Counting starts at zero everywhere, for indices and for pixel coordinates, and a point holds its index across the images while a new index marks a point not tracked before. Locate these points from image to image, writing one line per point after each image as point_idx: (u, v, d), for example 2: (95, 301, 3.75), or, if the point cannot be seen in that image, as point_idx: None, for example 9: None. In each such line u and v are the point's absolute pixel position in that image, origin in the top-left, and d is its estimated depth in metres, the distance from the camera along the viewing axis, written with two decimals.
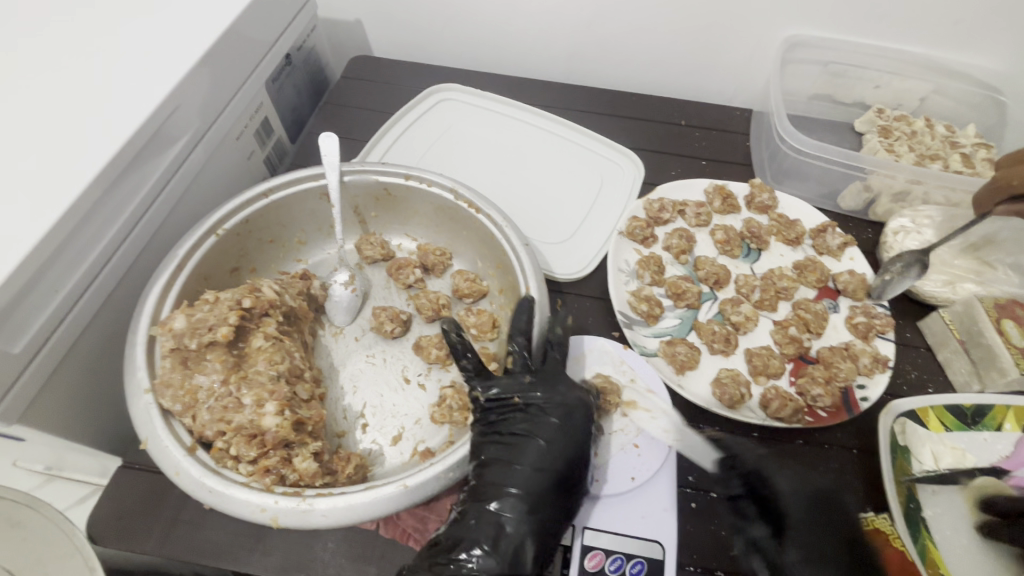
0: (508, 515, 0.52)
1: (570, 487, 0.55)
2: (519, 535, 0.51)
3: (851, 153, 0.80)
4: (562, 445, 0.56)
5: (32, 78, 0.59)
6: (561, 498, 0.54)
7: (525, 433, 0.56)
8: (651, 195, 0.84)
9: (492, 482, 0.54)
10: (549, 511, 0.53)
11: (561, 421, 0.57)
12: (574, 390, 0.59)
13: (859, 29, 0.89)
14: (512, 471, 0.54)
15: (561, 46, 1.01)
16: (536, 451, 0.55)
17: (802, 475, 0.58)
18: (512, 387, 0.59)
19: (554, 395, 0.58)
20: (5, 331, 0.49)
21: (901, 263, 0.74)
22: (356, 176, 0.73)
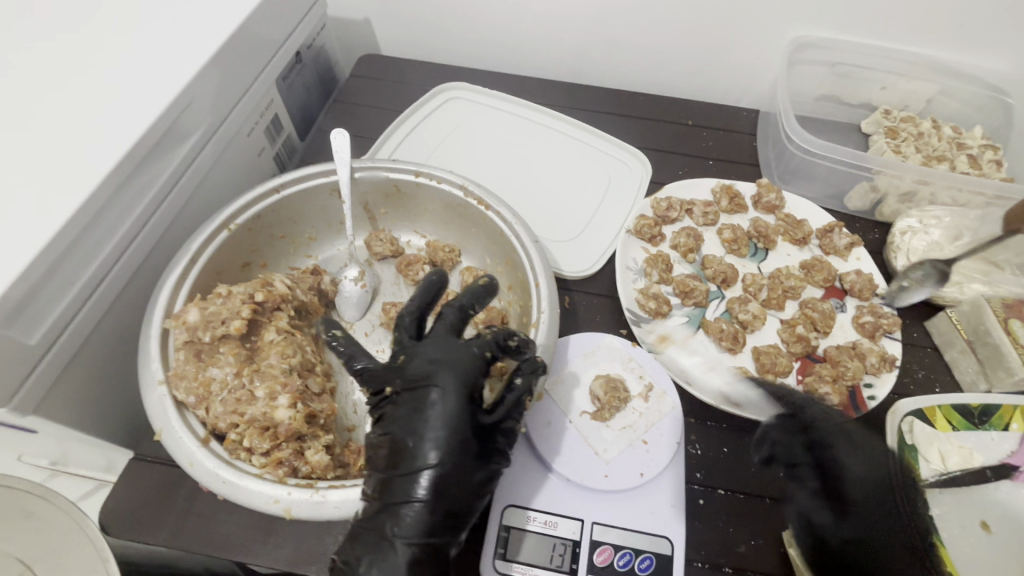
0: (403, 511, 0.47)
1: (467, 466, 0.49)
2: (406, 535, 0.47)
3: (858, 154, 0.80)
4: (447, 423, 0.49)
5: (47, 74, 0.60)
6: (459, 480, 0.48)
7: (406, 420, 0.50)
8: (659, 194, 0.84)
9: (386, 474, 0.49)
10: (449, 496, 0.48)
11: (433, 404, 0.50)
12: (444, 366, 0.52)
13: (866, 30, 0.89)
14: (399, 467, 0.49)
15: (569, 46, 1.01)
16: (418, 436, 0.49)
17: (876, 458, 0.56)
18: (385, 375, 0.54)
19: (429, 370, 0.52)
20: (21, 322, 0.50)
21: (921, 271, 0.77)
22: (366, 172, 0.73)
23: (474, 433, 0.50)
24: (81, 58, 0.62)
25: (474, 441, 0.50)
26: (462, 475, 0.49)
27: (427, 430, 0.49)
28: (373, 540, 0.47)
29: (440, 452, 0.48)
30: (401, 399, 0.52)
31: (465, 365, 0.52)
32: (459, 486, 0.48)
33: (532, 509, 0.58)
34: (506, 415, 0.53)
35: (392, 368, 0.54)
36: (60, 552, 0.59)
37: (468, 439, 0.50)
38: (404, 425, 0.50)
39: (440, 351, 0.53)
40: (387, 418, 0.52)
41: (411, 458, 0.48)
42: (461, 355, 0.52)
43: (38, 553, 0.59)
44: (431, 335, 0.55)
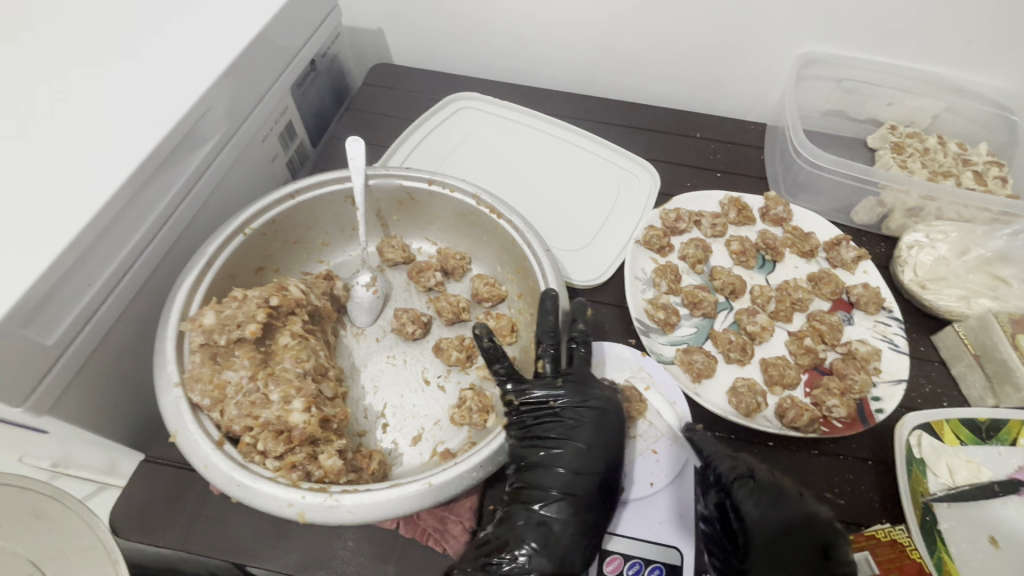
0: (553, 516, 0.53)
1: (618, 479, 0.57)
2: (568, 527, 0.53)
3: (865, 168, 0.81)
4: (600, 445, 0.57)
5: (58, 81, 0.61)
6: (611, 491, 0.56)
7: (570, 432, 0.57)
8: (667, 205, 0.85)
9: (549, 476, 0.55)
10: (598, 504, 0.55)
11: (599, 423, 0.58)
12: (604, 392, 0.60)
13: (873, 47, 0.90)
14: (551, 473, 0.55)
15: (579, 57, 1.03)
16: (571, 452, 0.56)
17: (777, 502, 0.53)
18: (546, 392, 0.60)
19: (592, 394, 0.60)
20: (39, 322, 0.50)
21: (880, 321, 0.77)
22: (380, 179, 0.74)
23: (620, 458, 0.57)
24: (93, 58, 0.63)
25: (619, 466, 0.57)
26: (613, 486, 0.56)
27: (590, 444, 0.57)
28: (516, 535, 0.53)
29: (591, 470, 0.56)
30: (560, 419, 0.58)
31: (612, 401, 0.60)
32: (604, 502, 0.55)
33: None
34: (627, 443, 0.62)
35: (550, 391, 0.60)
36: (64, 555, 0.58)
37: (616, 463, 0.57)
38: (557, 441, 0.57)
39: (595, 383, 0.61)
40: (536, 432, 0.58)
41: (565, 470, 0.56)
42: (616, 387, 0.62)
43: (48, 552, 0.58)
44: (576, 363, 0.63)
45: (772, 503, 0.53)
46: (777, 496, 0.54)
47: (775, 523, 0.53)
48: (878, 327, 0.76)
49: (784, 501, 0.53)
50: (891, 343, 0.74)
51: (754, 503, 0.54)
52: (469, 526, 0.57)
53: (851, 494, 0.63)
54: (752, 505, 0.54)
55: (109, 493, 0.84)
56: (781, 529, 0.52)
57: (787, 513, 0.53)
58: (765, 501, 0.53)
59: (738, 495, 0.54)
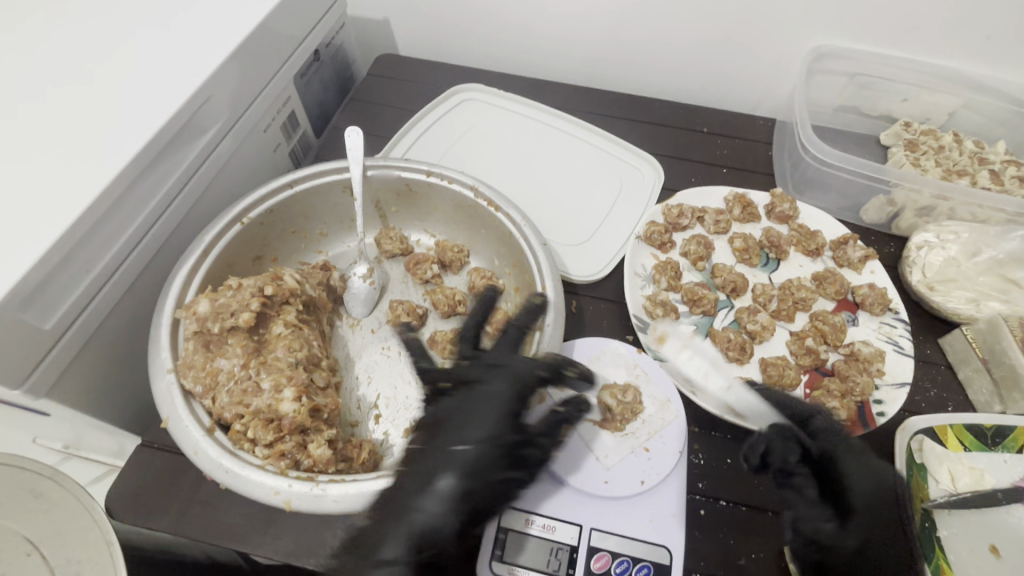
0: (421, 496, 0.53)
1: (497, 462, 0.55)
2: (439, 504, 0.53)
3: (875, 165, 0.80)
4: (484, 425, 0.57)
5: (62, 68, 0.61)
6: (483, 473, 0.54)
7: (458, 412, 0.58)
8: (671, 200, 0.84)
9: (425, 451, 0.56)
10: (468, 484, 0.54)
11: (489, 402, 0.58)
12: (505, 373, 0.59)
13: (888, 41, 0.88)
14: (441, 448, 0.56)
15: (585, 49, 1.01)
16: (467, 431, 0.56)
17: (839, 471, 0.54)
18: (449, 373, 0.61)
19: (489, 375, 0.59)
20: (36, 306, 0.51)
21: (884, 322, 0.75)
22: (379, 171, 0.74)
23: (501, 441, 0.56)
24: (96, 43, 0.64)
25: (501, 449, 0.55)
26: (486, 468, 0.54)
27: (471, 423, 0.57)
28: (397, 510, 0.53)
29: (480, 454, 0.55)
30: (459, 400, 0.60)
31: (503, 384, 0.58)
32: (477, 482, 0.54)
33: (529, 511, 0.57)
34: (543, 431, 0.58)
35: (472, 372, 0.60)
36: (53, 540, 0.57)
37: (493, 445, 0.55)
38: (457, 418, 0.58)
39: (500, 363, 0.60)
40: (450, 408, 0.59)
41: (448, 448, 0.56)
42: (523, 364, 0.59)
43: (44, 533, 0.57)
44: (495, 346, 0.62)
45: (869, 469, 0.54)
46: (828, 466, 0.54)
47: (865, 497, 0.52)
48: (883, 328, 0.74)
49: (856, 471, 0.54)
50: (896, 345, 0.72)
51: (859, 475, 0.53)
52: None
53: None
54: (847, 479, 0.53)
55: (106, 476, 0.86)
56: (868, 505, 0.52)
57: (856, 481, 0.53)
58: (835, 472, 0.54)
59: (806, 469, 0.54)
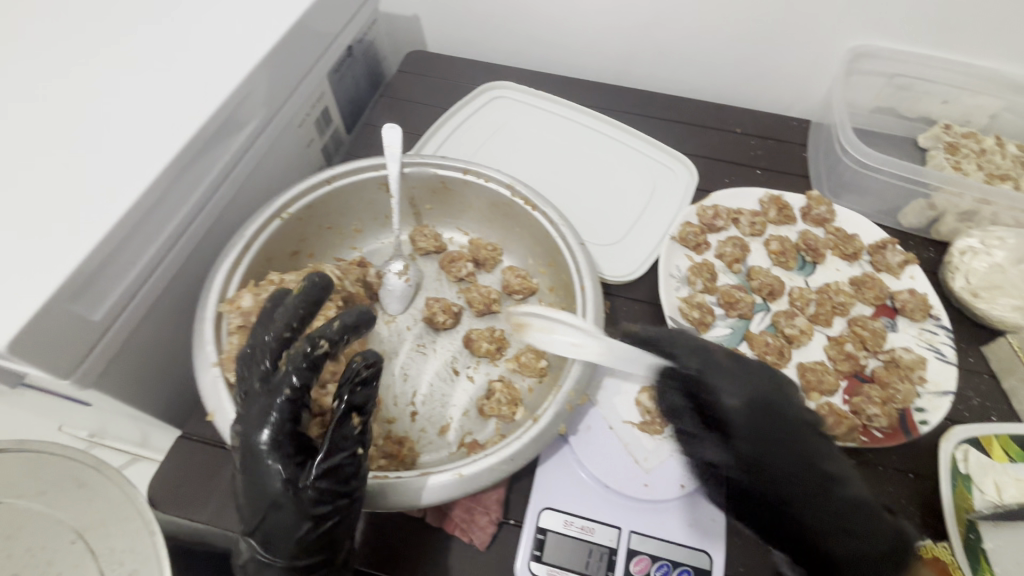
0: (279, 542, 0.48)
1: (303, 510, 0.47)
2: (296, 548, 0.48)
3: (916, 168, 0.78)
4: (262, 471, 0.47)
5: (109, 62, 0.62)
6: (298, 521, 0.47)
7: (248, 458, 0.47)
8: (705, 201, 0.83)
9: (255, 501, 0.47)
10: (298, 533, 0.47)
11: (255, 446, 0.47)
12: (256, 407, 0.48)
13: (930, 41, 0.86)
14: (264, 508, 0.47)
15: (617, 47, 1.00)
16: (263, 483, 0.47)
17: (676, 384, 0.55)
18: (250, 402, 0.49)
19: (246, 413, 0.48)
20: (86, 297, 0.52)
21: (926, 329, 0.74)
22: (415, 168, 0.73)
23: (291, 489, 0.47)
24: (141, 38, 0.64)
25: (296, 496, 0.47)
26: (302, 514, 0.47)
27: (263, 470, 0.47)
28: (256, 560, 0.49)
29: (289, 503, 0.47)
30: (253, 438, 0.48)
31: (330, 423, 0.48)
32: (309, 529, 0.48)
33: (568, 512, 0.57)
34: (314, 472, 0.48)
35: (252, 410, 0.48)
36: (95, 529, 0.58)
37: (288, 494, 0.47)
38: (267, 472, 0.47)
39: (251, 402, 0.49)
40: (246, 459, 0.48)
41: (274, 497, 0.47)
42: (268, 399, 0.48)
43: (89, 521, 0.58)
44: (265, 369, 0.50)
45: (738, 396, 0.54)
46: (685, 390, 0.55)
47: (745, 426, 0.52)
48: (924, 335, 0.73)
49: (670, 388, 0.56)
50: (937, 352, 0.71)
51: (726, 403, 0.53)
52: (496, 517, 0.57)
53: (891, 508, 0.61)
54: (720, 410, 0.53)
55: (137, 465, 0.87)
56: (726, 428, 0.53)
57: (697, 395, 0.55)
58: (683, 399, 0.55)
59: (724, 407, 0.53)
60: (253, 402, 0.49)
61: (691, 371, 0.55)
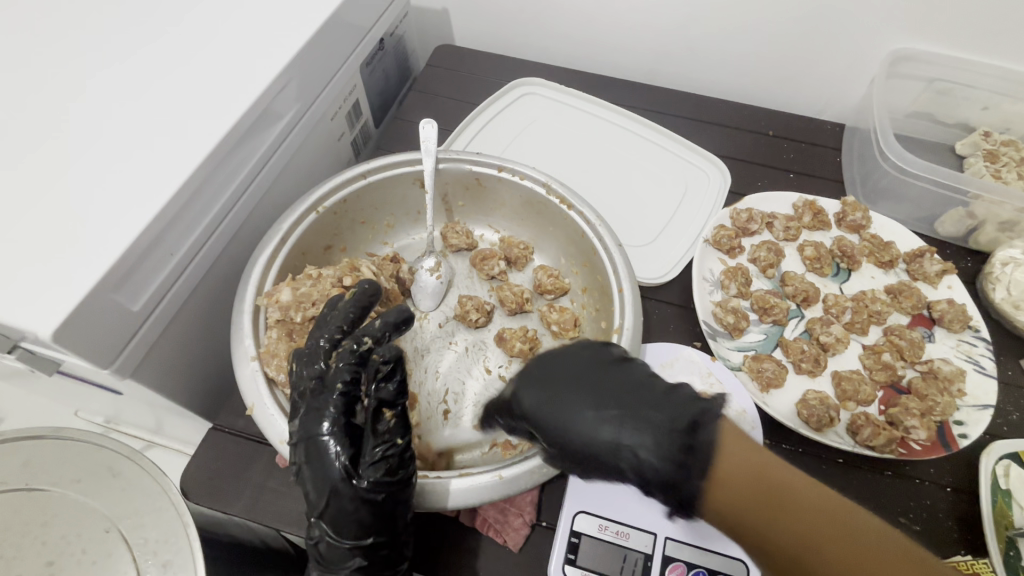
0: (346, 522, 0.49)
1: (368, 492, 0.49)
2: (362, 529, 0.49)
3: (957, 176, 0.76)
4: (327, 458, 0.49)
5: (147, 51, 0.61)
6: (368, 502, 0.49)
7: (312, 447, 0.49)
8: (739, 205, 0.82)
9: (320, 488, 0.49)
10: (364, 515, 0.49)
11: (317, 433, 0.49)
12: (319, 396, 0.50)
13: (973, 46, 0.84)
14: (326, 498, 0.49)
15: (649, 45, 0.99)
16: (325, 466, 0.49)
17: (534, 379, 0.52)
18: (309, 394, 0.51)
19: (310, 403, 0.50)
20: (128, 288, 0.52)
21: (964, 340, 0.72)
22: (450, 164, 0.73)
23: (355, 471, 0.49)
24: (179, 27, 0.64)
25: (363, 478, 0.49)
26: (369, 497, 0.49)
27: (326, 457, 0.49)
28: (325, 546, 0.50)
29: (352, 486, 0.49)
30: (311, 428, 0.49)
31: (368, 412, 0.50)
32: (376, 509, 0.49)
33: (603, 516, 0.56)
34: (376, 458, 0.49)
35: (308, 403, 0.50)
36: (128, 520, 0.58)
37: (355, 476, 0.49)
38: (325, 464, 0.49)
39: (318, 393, 0.50)
40: (305, 458, 0.49)
41: (336, 482, 0.49)
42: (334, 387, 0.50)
43: (123, 511, 0.59)
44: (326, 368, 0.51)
45: (573, 415, 0.48)
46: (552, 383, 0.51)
47: (584, 451, 0.47)
48: (963, 346, 0.72)
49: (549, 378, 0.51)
50: (976, 365, 0.70)
51: (585, 429, 0.47)
52: (530, 519, 0.56)
53: (927, 521, 0.60)
54: (592, 437, 0.47)
55: (159, 453, 0.87)
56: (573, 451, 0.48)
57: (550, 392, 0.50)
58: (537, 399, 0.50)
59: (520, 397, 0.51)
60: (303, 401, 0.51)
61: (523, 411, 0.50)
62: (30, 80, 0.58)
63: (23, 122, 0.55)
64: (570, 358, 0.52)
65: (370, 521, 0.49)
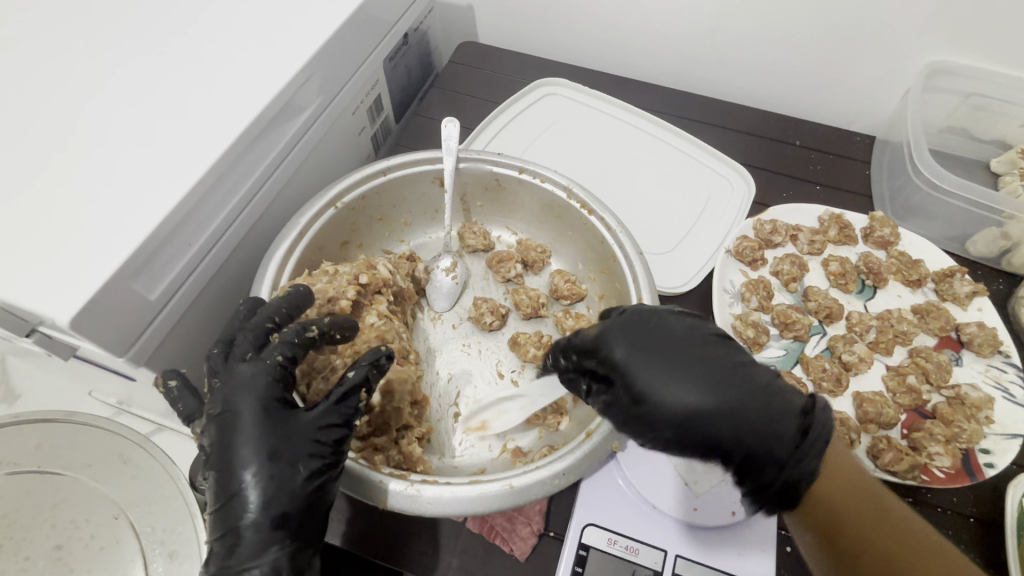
0: (246, 520, 0.45)
1: (290, 473, 0.47)
2: (262, 528, 0.45)
3: (992, 194, 0.74)
4: (238, 450, 0.46)
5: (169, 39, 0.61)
6: (285, 481, 0.46)
7: (218, 449, 0.46)
8: (763, 216, 0.80)
9: (223, 489, 0.46)
10: (279, 507, 0.46)
11: (225, 426, 0.47)
12: (225, 395, 0.48)
13: (1013, 61, 0.81)
14: (222, 478, 0.46)
15: (676, 49, 0.97)
16: (234, 456, 0.46)
17: (640, 334, 0.50)
18: (213, 398, 0.48)
19: (225, 397, 0.48)
20: (145, 277, 0.51)
21: (992, 366, 0.70)
22: (470, 164, 0.72)
23: (273, 455, 0.46)
24: (200, 18, 0.63)
25: (274, 466, 0.46)
26: (285, 480, 0.46)
27: (237, 450, 0.46)
28: (230, 536, 0.45)
29: (261, 475, 0.46)
30: (219, 423, 0.47)
31: (261, 379, 0.48)
32: (284, 501, 0.46)
33: (613, 530, 0.55)
34: (301, 437, 0.48)
35: (215, 401, 0.48)
36: (136, 507, 0.59)
37: (266, 464, 0.46)
38: (217, 452, 0.47)
39: (238, 373, 0.48)
40: (204, 449, 0.48)
41: (240, 474, 0.45)
42: (259, 370, 0.49)
43: (132, 499, 0.59)
44: (230, 365, 0.49)
45: (667, 382, 0.48)
46: (653, 346, 0.49)
47: (675, 419, 0.47)
48: (991, 372, 0.69)
49: (650, 331, 0.50)
50: (1005, 392, 0.67)
51: (680, 399, 0.47)
52: (538, 529, 0.56)
53: None
54: (677, 408, 0.47)
55: None
56: (655, 416, 0.47)
57: (658, 352, 0.49)
58: (637, 352, 0.49)
59: (615, 349, 0.50)
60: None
61: (613, 360, 0.49)
62: (57, 63, 0.58)
63: (50, 107, 0.55)
64: (660, 327, 0.51)
65: (281, 511, 0.46)
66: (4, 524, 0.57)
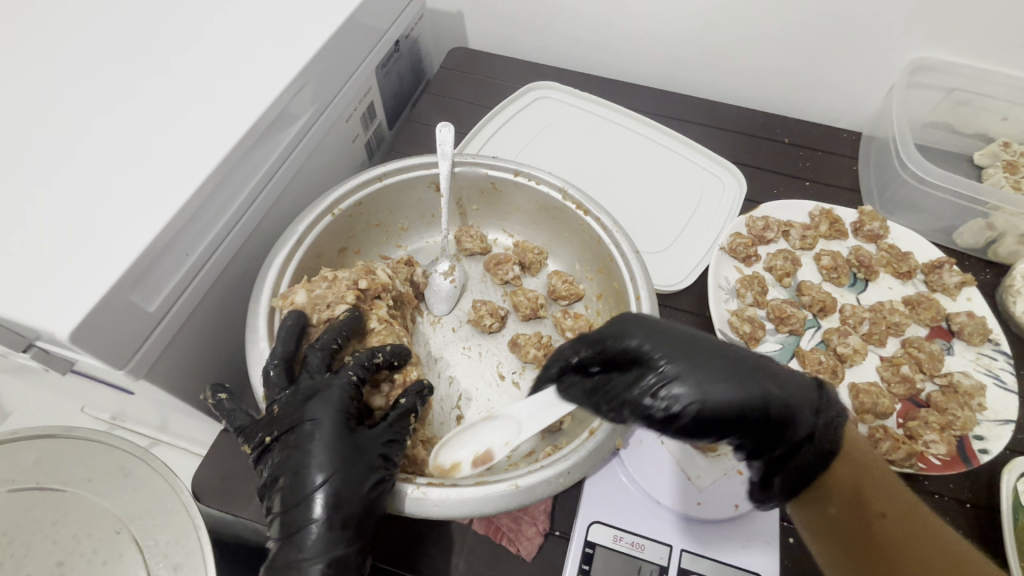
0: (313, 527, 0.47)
1: (359, 480, 0.49)
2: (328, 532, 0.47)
3: (977, 185, 0.75)
4: (312, 458, 0.49)
5: (161, 50, 0.61)
6: (352, 490, 0.48)
7: (288, 458, 0.49)
8: (754, 212, 0.81)
9: (288, 496, 0.48)
10: (346, 514, 0.48)
11: (299, 436, 0.50)
12: (299, 408, 0.51)
13: (992, 57, 0.83)
14: (290, 486, 0.48)
15: (664, 50, 0.98)
16: (307, 465, 0.49)
17: (651, 326, 0.52)
18: (284, 409, 0.51)
19: (297, 410, 0.51)
20: (144, 288, 0.51)
21: (982, 354, 0.71)
22: (465, 168, 0.72)
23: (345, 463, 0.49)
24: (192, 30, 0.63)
25: (346, 474, 0.48)
26: (353, 486, 0.48)
27: (309, 459, 0.49)
28: (291, 543, 0.47)
29: (334, 483, 0.48)
30: (292, 434, 0.50)
31: (337, 393, 0.52)
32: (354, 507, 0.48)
33: (619, 527, 0.56)
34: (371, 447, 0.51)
35: (285, 414, 0.51)
36: (138, 519, 0.58)
37: (337, 472, 0.48)
38: (287, 461, 0.49)
39: (311, 387, 0.52)
40: (273, 460, 0.51)
41: (310, 482, 0.48)
42: (332, 384, 0.53)
43: (134, 512, 0.59)
44: (300, 382, 0.53)
45: (692, 363, 0.48)
46: (667, 334, 0.51)
47: (706, 394, 0.47)
48: (982, 359, 0.71)
49: (659, 324, 0.53)
50: (996, 378, 0.69)
51: (706, 375, 0.48)
52: (544, 528, 0.56)
53: None
54: (707, 379, 0.48)
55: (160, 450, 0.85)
56: (693, 391, 0.47)
57: (672, 335, 0.51)
58: (652, 335, 0.51)
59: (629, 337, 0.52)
60: (251, 425, 0.53)
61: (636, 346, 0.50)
62: (46, 76, 0.58)
63: (43, 121, 0.55)
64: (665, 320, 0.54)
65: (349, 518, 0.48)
66: (4, 542, 0.56)
